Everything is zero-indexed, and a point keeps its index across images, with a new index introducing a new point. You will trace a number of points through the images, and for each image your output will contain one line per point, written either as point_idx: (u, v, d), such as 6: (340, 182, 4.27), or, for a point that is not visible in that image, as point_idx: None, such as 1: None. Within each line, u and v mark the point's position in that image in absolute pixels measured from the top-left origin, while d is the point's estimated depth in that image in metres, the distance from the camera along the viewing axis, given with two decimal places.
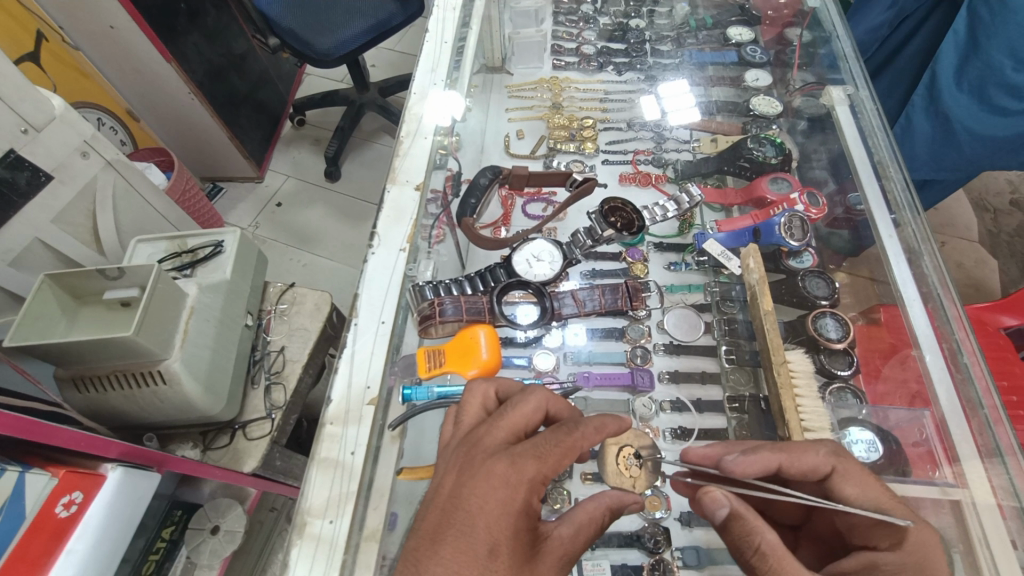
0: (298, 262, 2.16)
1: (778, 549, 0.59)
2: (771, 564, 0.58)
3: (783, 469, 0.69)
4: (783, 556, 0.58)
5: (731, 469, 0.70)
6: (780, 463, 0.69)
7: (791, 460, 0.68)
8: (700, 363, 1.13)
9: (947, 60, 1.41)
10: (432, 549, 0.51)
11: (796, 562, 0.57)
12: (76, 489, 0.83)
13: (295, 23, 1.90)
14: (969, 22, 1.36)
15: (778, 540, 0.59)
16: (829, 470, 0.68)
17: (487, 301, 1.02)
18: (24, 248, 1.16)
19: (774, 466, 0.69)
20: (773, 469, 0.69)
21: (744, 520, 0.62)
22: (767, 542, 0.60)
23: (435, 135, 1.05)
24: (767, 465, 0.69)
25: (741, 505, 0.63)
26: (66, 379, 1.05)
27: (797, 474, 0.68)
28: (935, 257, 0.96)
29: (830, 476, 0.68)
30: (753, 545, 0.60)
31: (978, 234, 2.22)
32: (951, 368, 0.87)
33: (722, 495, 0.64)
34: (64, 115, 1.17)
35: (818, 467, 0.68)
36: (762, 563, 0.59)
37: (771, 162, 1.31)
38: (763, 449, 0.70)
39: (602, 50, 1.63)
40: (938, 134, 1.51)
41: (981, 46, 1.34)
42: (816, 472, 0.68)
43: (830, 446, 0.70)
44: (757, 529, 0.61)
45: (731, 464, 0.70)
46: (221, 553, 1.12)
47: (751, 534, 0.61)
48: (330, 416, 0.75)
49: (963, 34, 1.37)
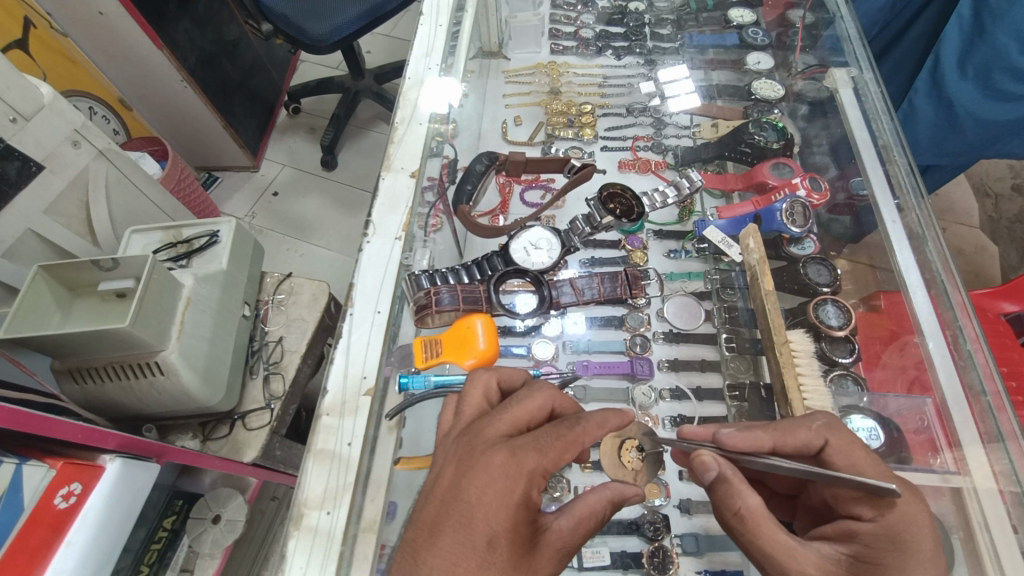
0: (295, 253, 2.15)
1: (758, 514, 0.60)
2: (749, 528, 0.60)
3: (776, 449, 0.67)
4: (762, 522, 0.59)
5: (723, 442, 0.68)
6: (772, 445, 0.67)
7: (782, 439, 0.67)
8: (699, 351, 1.12)
9: (951, 44, 1.39)
10: (431, 541, 0.51)
11: (774, 527, 0.59)
12: (74, 481, 0.81)
13: (288, 7, 1.86)
14: (974, 4, 1.33)
15: (759, 506, 0.60)
16: (821, 443, 0.66)
17: (484, 291, 1.01)
18: (17, 239, 1.15)
19: (767, 447, 0.67)
20: (765, 449, 0.67)
21: (729, 483, 0.62)
22: (747, 507, 0.60)
23: (431, 122, 1.03)
24: (761, 444, 0.67)
25: (729, 468, 0.63)
26: (62, 371, 1.04)
27: (792, 452, 0.67)
28: (939, 242, 0.94)
29: (824, 449, 0.67)
30: (733, 509, 0.61)
31: (979, 220, 2.21)
32: (954, 354, 0.86)
33: (712, 460, 0.63)
34: (53, 103, 1.15)
35: (810, 442, 0.67)
36: (739, 523, 0.61)
37: (772, 147, 1.29)
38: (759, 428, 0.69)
39: (600, 34, 1.60)
40: (941, 118, 1.49)
41: (986, 29, 1.32)
42: (804, 451, 0.67)
43: (824, 420, 0.69)
44: (740, 495, 0.61)
45: (723, 438, 0.68)
46: (223, 543, 1.12)
47: (732, 497, 0.61)
48: (326, 407, 0.75)
49: (968, 17, 1.35)
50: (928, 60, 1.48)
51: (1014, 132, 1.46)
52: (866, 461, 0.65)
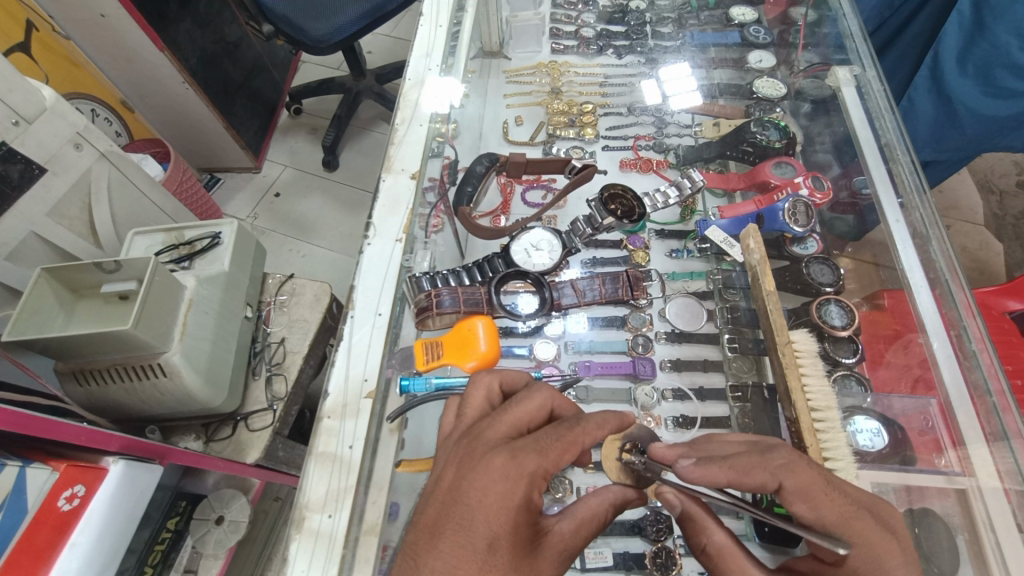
0: (297, 253, 2.15)
1: (724, 551, 0.64)
2: (717, 565, 0.64)
3: (733, 484, 0.63)
4: (729, 557, 0.64)
5: (683, 474, 0.67)
6: (728, 480, 0.63)
7: (739, 477, 0.63)
8: (702, 351, 1.12)
9: (951, 41, 1.38)
10: (431, 544, 0.51)
11: (739, 562, 0.63)
12: (77, 483, 0.81)
13: (289, 8, 1.86)
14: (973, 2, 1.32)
15: (725, 542, 0.65)
16: (776, 487, 0.62)
17: (486, 292, 1.01)
18: (20, 242, 1.15)
19: (724, 481, 0.64)
20: (722, 484, 0.64)
21: (694, 521, 0.67)
22: (712, 545, 0.65)
23: (431, 122, 1.03)
24: (716, 478, 0.64)
25: (692, 506, 0.67)
26: (66, 372, 1.04)
27: (749, 489, 0.63)
28: (944, 241, 0.93)
29: (779, 491, 0.62)
30: (700, 546, 0.66)
31: (983, 216, 2.19)
32: (959, 354, 0.86)
33: (673, 498, 0.68)
34: (55, 106, 1.15)
35: (766, 484, 0.62)
36: (709, 561, 0.65)
37: (774, 146, 1.28)
38: (714, 461, 0.65)
39: (601, 33, 1.59)
40: (940, 114, 1.48)
41: (986, 26, 1.31)
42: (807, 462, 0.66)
43: (784, 458, 0.62)
44: (705, 534, 0.66)
45: (681, 471, 0.67)
46: (226, 544, 1.12)
47: (698, 535, 0.66)
48: (328, 410, 0.75)
49: (968, 14, 1.34)
50: (929, 57, 1.47)
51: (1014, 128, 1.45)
52: (830, 505, 0.60)
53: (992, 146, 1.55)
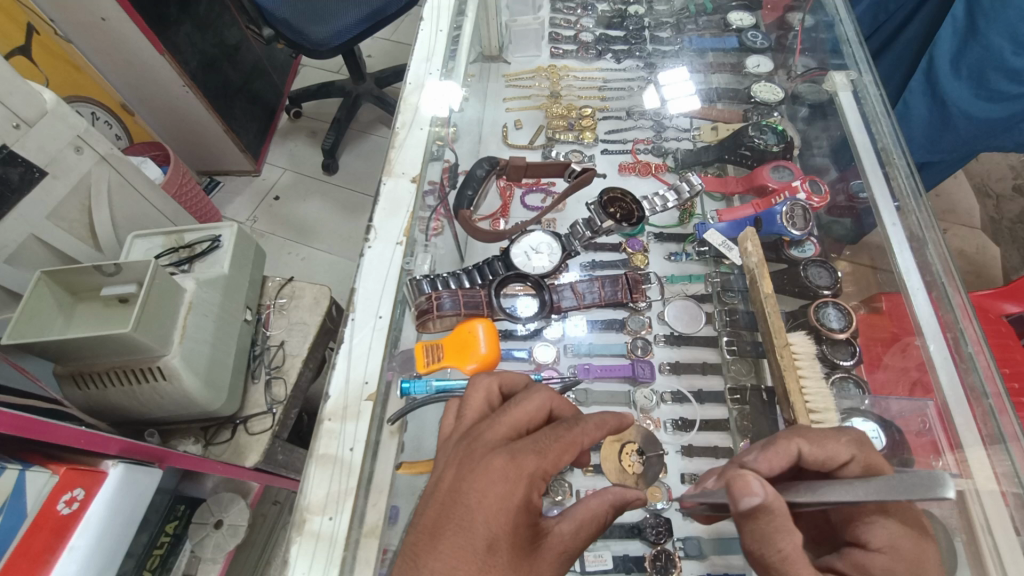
0: (296, 256, 2.15)
1: (800, 555, 0.52)
2: (781, 560, 0.53)
3: (803, 454, 0.63)
4: (797, 553, 0.53)
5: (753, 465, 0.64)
6: (800, 449, 0.63)
7: (813, 447, 0.63)
8: (701, 353, 1.12)
9: (946, 45, 1.39)
10: (431, 544, 0.51)
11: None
12: (77, 486, 0.82)
13: (289, 12, 1.87)
14: (968, 6, 1.34)
15: (795, 537, 0.54)
16: (849, 459, 0.63)
17: (486, 295, 1.01)
18: (20, 244, 1.15)
19: (794, 454, 0.63)
20: (793, 455, 0.63)
21: (764, 507, 0.55)
22: (794, 545, 0.52)
23: (432, 125, 1.03)
24: (788, 452, 0.63)
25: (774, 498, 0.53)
26: (65, 375, 1.04)
27: (815, 461, 0.63)
28: (940, 246, 0.94)
29: (849, 464, 0.63)
30: (778, 551, 0.52)
31: (980, 220, 2.21)
32: (955, 357, 0.86)
33: (757, 485, 0.53)
34: (55, 108, 1.16)
35: (838, 456, 0.63)
36: (783, 566, 0.52)
37: (772, 151, 1.29)
38: (784, 434, 0.65)
39: (600, 38, 1.60)
40: (935, 117, 1.49)
41: (980, 30, 1.32)
42: (834, 462, 0.63)
43: (856, 436, 0.65)
44: (785, 533, 0.52)
45: (754, 461, 0.64)
46: (225, 547, 1.12)
47: (767, 527, 0.54)
48: (328, 413, 0.75)
49: (962, 19, 1.35)
50: (923, 61, 1.48)
51: (1004, 131, 1.47)
52: (892, 484, 0.63)
53: (983, 150, 1.56)
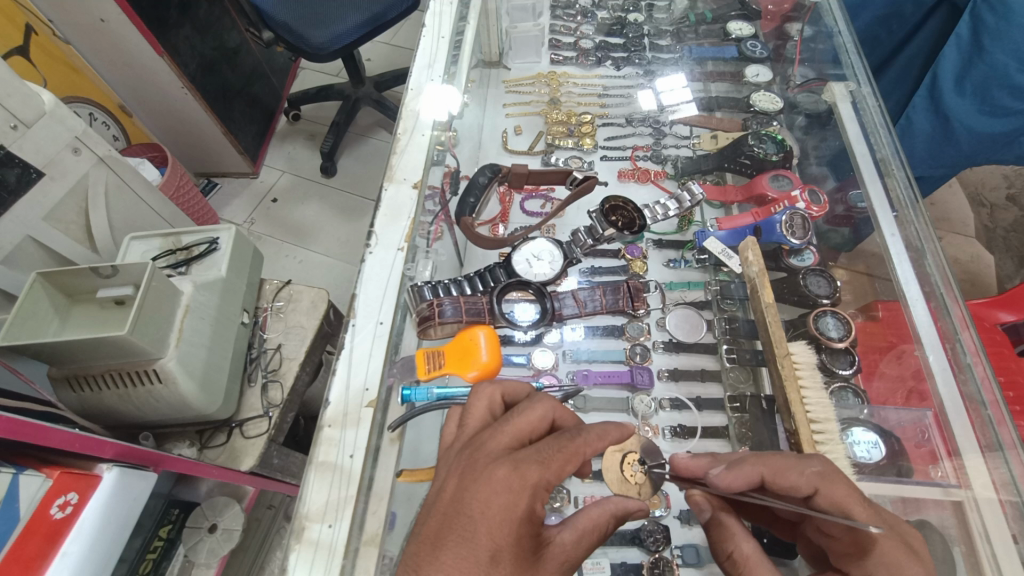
0: (294, 259, 2.15)
1: (750, 558, 0.65)
2: (739, 572, 0.65)
3: (766, 482, 0.68)
4: (754, 565, 0.64)
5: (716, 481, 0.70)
6: (763, 476, 0.68)
7: (774, 475, 0.67)
8: (699, 360, 1.13)
9: (949, 63, 1.40)
10: (433, 555, 0.51)
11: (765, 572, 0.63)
12: (70, 491, 0.81)
13: (290, 16, 1.87)
14: (971, 25, 1.35)
15: (752, 551, 0.66)
16: (812, 492, 0.65)
17: (487, 302, 1.02)
18: (16, 246, 1.14)
19: (757, 479, 0.69)
20: (756, 480, 0.68)
21: (722, 526, 0.69)
22: (739, 552, 0.66)
23: (433, 130, 1.03)
24: (750, 477, 0.68)
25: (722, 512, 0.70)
26: (60, 378, 1.03)
27: (780, 491, 0.67)
28: (938, 256, 0.95)
29: (813, 497, 0.65)
30: (727, 553, 0.67)
31: (974, 229, 2.23)
32: (953, 366, 0.86)
33: (704, 501, 0.71)
34: (54, 110, 1.15)
35: (800, 487, 0.65)
36: (732, 567, 0.66)
37: (772, 160, 1.29)
38: (748, 460, 0.69)
39: (600, 45, 1.61)
40: (937, 133, 1.51)
41: (985, 48, 1.34)
42: (797, 491, 0.66)
43: (820, 467, 0.66)
44: (733, 540, 0.67)
45: (715, 478, 0.70)
46: (219, 553, 1.11)
47: (725, 541, 0.68)
48: (328, 419, 0.75)
49: (967, 37, 1.36)
50: (924, 78, 1.49)
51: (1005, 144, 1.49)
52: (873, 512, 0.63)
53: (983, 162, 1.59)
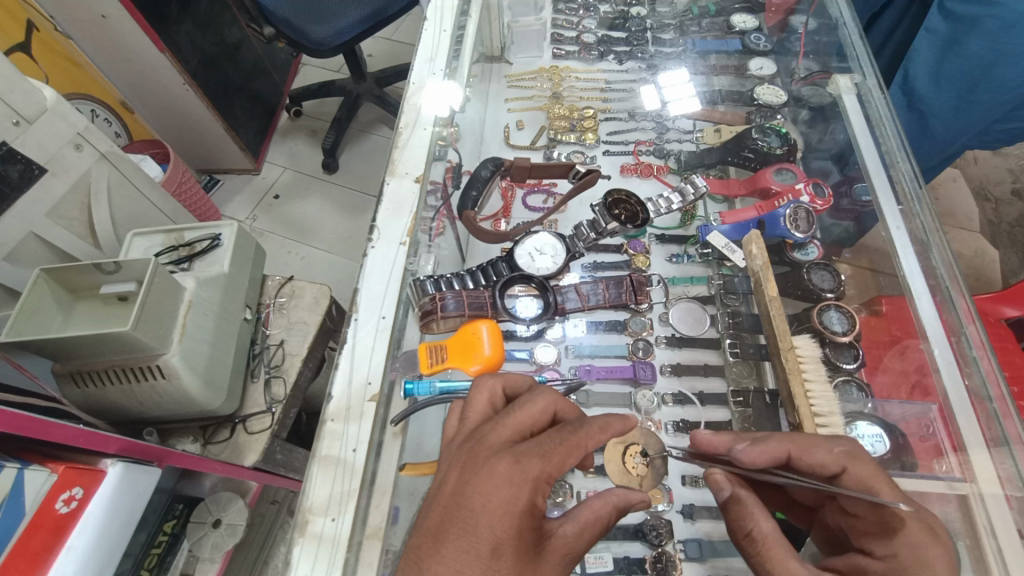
0: (296, 255, 2.15)
1: (769, 538, 0.64)
2: (760, 551, 0.64)
3: (793, 459, 0.69)
4: (772, 546, 0.64)
5: (739, 458, 0.70)
6: (789, 453, 0.69)
7: (802, 452, 0.68)
8: (702, 355, 1.13)
9: (922, 59, 1.40)
10: (434, 548, 0.51)
11: (785, 553, 0.63)
12: (76, 485, 0.81)
13: (290, 11, 1.86)
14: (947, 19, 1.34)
15: (770, 531, 0.65)
16: (839, 470, 0.67)
17: (490, 296, 1.02)
18: (18, 242, 1.14)
19: (783, 457, 0.69)
20: (781, 459, 0.69)
21: (740, 504, 0.68)
22: (758, 530, 0.65)
23: (434, 126, 1.03)
24: (774, 453, 0.69)
25: (741, 490, 0.69)
26: (64, 373, 1.04)
27: (806, 467, 0.68)
28: (944, 249, 0.94)
29: (840, 475, 0.67)
30: (745, 531, 0.66)
31: (979, 224, 2.21)
32: (958, 360, 0.86)
33: (723, 479, 0.70)
34: (56, 106, 1.15)
35: (827, 465, 0.67)
36: (749, 546, 0.66)
37: (776, 153, 1.29)
38: (773, 437, 0.70)
39: (602, 39, 1.60)
40: (914, 126, 1.50)
41: (960, 42, 1.32)
42: (824, 470, 0.68)
43: (847, 447, 0.69)
44: (751, 519, 0.66)
45: (739, 454, 0.70)
46: (223, 547, 1.11)
47: (744, 520, 0.67)
48: (331, 414, 0.75)
49: (940, 31, 1.36)
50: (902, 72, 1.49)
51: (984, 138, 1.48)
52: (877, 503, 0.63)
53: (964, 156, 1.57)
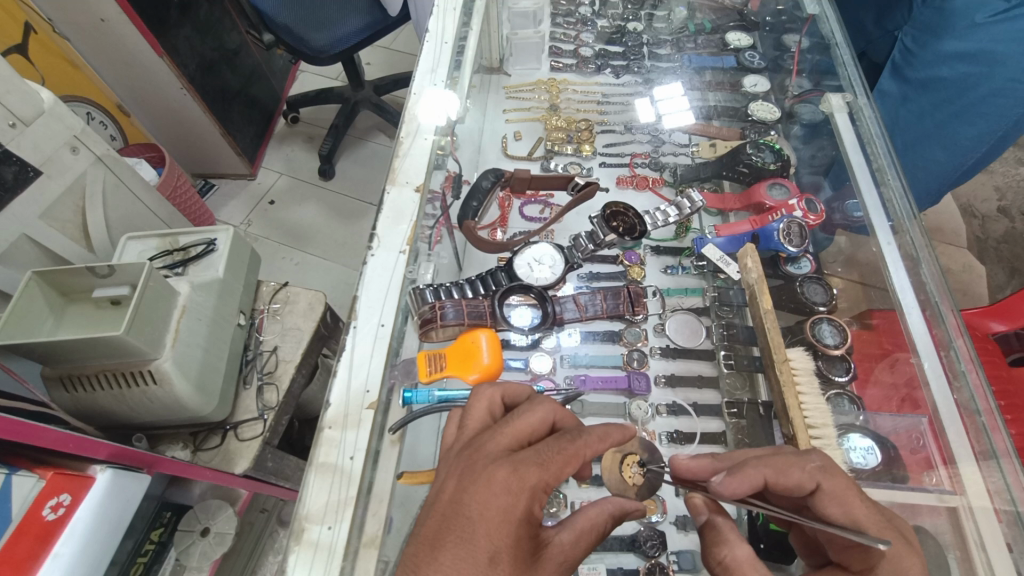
0: (291, 261, 2.14)
1: (746, 563, 0.64)
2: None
3: (769, 484, 0.67)
4: (748, 569, 0.63)
5: (719, 491, 0.68)
6: (765, 479, 0.67)
7: (776, 476, 0.66)
8: (696, 367, 1.14)
9: (915, 99, 1.53)
10: (431, 555, 0.51)
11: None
12: (64, 492, 0.80)
13: (290, 19, 1.88)
14: (930, 67, 1.47)
15: (746, 556, 0.64)
16: (814, 487, 0.65)
17: (489, 305, 1.03)
18: (11, 244, 1.13)
19: (760, 482, 0.67)
20: (759, 486, 0.67)
21: (716, 530, 0.68)
22: (732, 557, 0.65)
23: (435, 135, 1.04)
24: (752, 482, 0.67)
25: (718, 515, 0.70)
26: (53, 377, 1.03)
27: (782, 490, 0.66)
28: (932, 265, 0.96)
29: (815, 493, 0.65)
30: (718, 558, 0.66)
31: (966, 240, 2.26)
32: (948, 374, 0.87)
33: (701, 504, 0.71)
34: (53, 108, 1.15)
35: (802, 485, 0.65)
36: (722, 574, 0.65)
37: (771, 168, 1.30)
38: (748, 465, 0.67)
39: (600, 53, 1.62)
40: (936, 150, 1.53)
41: (951, 78, 1.44)
42: (799, 489, 0.65)
43: (820, 461, 0.66)
44: (726, 546, 0.66)
45: (717, 486, 0.68)
46: (211, 556, 1.10)
47: (718, 546, 0.67)
48: (329, 420, 0.74)
49: (926, 78, 1.48)
50: (905, 113, 1.57)
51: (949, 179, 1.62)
52: (860, 509, 0.64)
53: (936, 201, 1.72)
